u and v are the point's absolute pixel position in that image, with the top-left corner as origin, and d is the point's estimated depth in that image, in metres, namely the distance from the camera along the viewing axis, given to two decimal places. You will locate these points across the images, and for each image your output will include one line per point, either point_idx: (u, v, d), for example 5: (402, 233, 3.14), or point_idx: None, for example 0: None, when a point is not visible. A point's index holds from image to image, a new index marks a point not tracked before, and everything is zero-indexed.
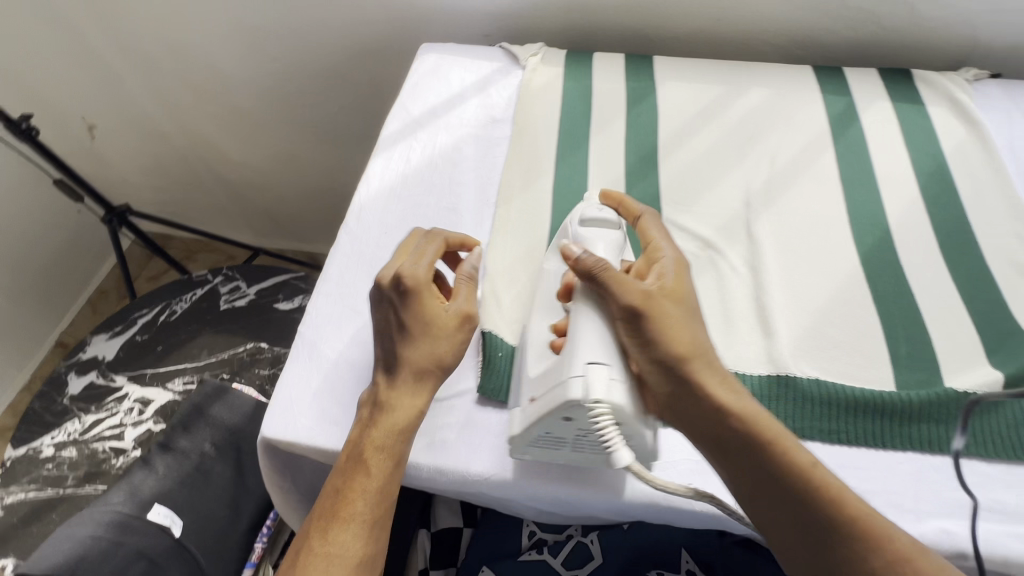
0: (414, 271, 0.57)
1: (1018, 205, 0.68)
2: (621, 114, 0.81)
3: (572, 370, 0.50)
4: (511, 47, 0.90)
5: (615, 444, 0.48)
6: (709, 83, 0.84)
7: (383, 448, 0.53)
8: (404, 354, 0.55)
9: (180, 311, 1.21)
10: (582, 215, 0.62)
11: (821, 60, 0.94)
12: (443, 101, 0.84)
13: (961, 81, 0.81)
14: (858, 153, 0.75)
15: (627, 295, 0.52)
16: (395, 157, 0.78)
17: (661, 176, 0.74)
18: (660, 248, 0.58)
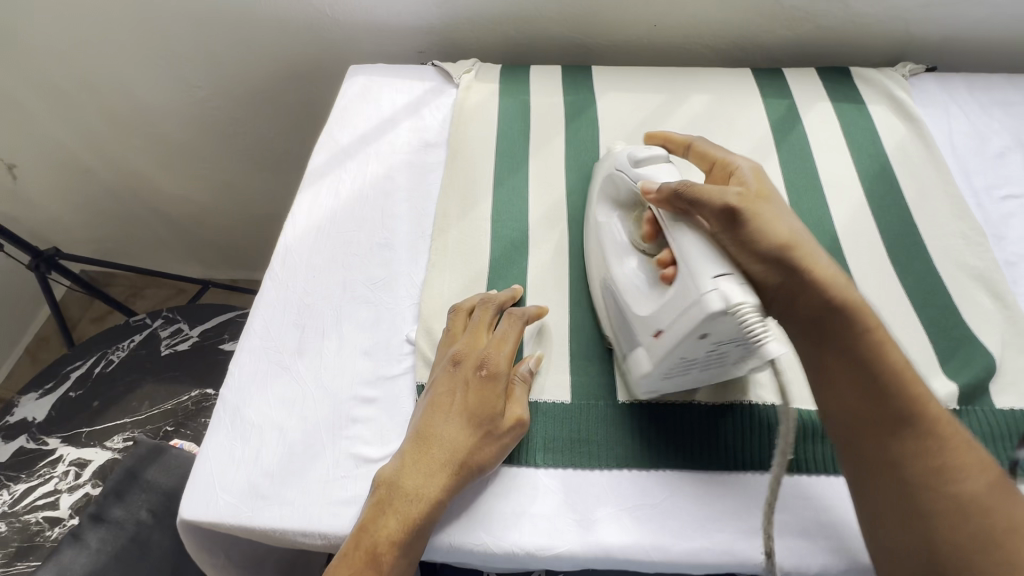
0: (494, 355, 0.54)
1: (960, 203, 0.67)
2: (560, 130, 0.78)
3: (703, 286, 0.46)
4: (443, 65, 0.86)
5: (766, 338, 0.44)
6: (649, 92, 0.81)
7: (400, 531, 0.47)
8: (449, 445, 0.50)
9: (117, 360, 1.14)
10: (632, 155, 0.59)
11: (760, 61, 0.93)
12: (373, 127, 0.80)
13: (898, 77, 0.80)
14: (801, 158, 0.73)
15: (723, 196, 0.49)
16: (323, 191, 0.73)
17: None
18: (731, 161, 0.56)
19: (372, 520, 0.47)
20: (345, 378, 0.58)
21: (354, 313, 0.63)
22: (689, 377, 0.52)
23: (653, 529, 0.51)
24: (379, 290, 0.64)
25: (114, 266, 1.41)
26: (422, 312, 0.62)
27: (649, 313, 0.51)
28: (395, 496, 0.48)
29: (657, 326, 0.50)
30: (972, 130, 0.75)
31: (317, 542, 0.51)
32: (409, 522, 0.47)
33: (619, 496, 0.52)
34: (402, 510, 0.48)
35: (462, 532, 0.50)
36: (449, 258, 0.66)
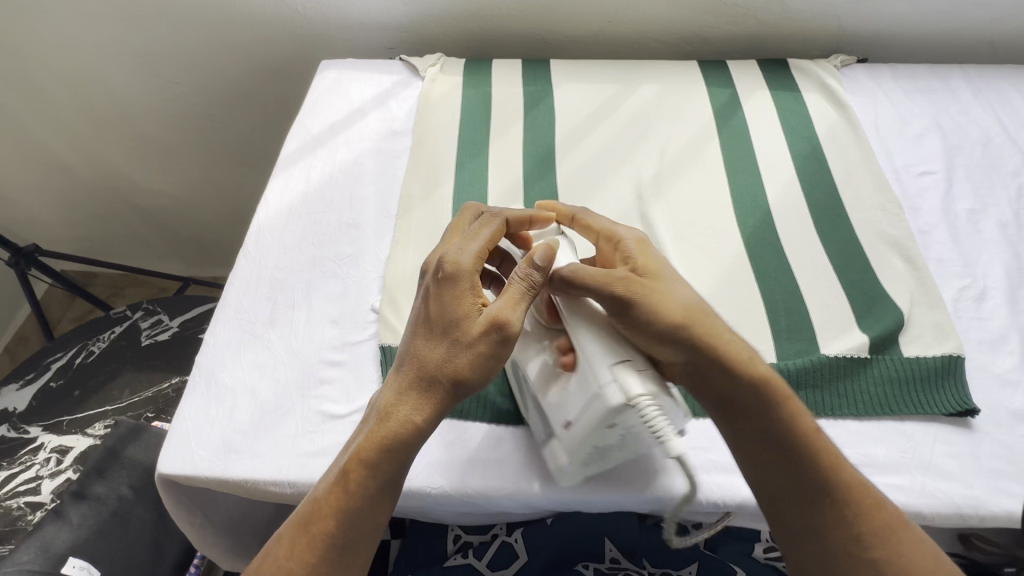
0: (460, 263, 0.51)
1: (881, 179, 0.73)
2: (518, 119, 0.83)
3: (601, 378, 0.47)
4: (409, 59, 0.91)
5: (666, 434, 0.46)
6: (602, 83, 0.87)
7: (364, 465, 0.49)
8: (429, 358, 0.50)
9: (98, 351, 1.16)
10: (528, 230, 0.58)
11: (708, 56, 0.99)
12: (343, 116, 0.84)
13: (830, 67, 0.87)
14: (740, 141, 0.79)
15: (608, 283, 0.50)
16: (294, 176, 0.77)
17: (557, 176, 0.76)
18: (618, 235, 0.56)
19: (348, 445, 0.51)
20: (313, 344, 0.63)
21: (322, 286, 0.67)
22: (608, 458, 0.54)
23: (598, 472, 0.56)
24: (347, 265, 0.69)
25: (94, 262, 1.43)
26: (386, 283, 0.66)
27: (557, 402, 0.51)
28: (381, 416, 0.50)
29: (566, 417, 0.51)
30: (895, 115, 0.81)
31: (287, 491, 0.55)
32: (386, 437, 0.49)
33: None
34: (384, 428, 0.50)
35: (426, 480, 0.56)
36: (413, 235, 0.71)
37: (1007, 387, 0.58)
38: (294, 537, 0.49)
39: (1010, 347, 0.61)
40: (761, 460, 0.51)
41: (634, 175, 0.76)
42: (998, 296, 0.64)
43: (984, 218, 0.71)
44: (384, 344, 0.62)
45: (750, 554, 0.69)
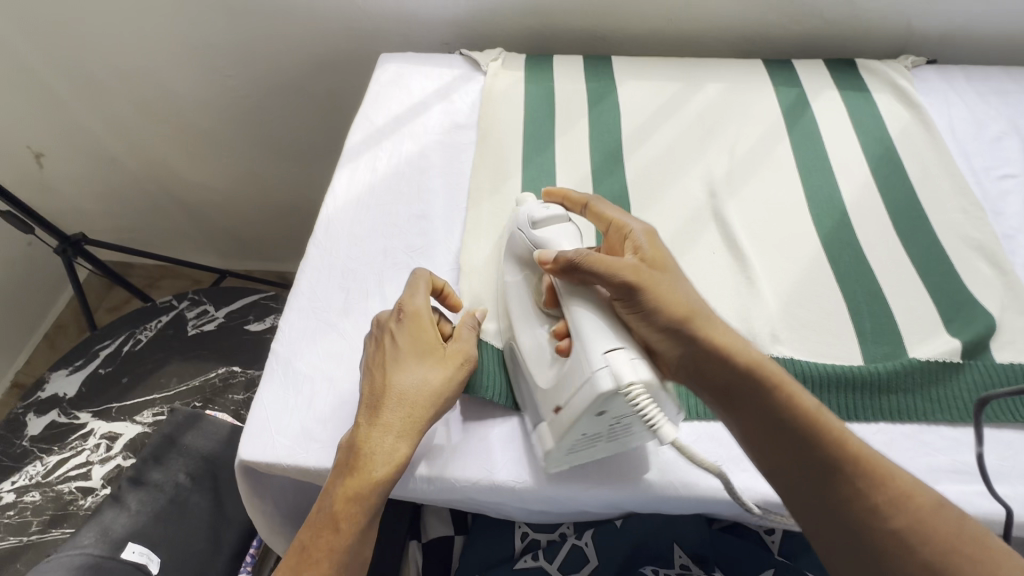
0: (423, 309, 0.58)
1: (961, 181, 0.72)
2: (583, 114, 0.82)
3: (593, 364, 0.48)
4: (470, 54, 0.91)
5: (658, 421, 0.47)
6: (667, 81, 0.86)
7: (356, 496, 0.50)
8: (403, 397, 0.53)
9: (145, 339, 1.17)
10: (531, 217, 0.60)
11: (768, 54, 0.98)
12: (406, 110, 0.84)
13: (901, 68, 0.85)
14: (811, 141, 0.78)
15: (621, 270, 0.52)
16: (361, 167, 0.77)
17: (626, 172, 0.75)
18: (626, 225, 0.59)
19: (328, 488, 0.51)
20: None
21: (394, 276, 0.67)
22: (593, 450, 0.54)
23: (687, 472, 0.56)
24: (417, 257, 0.69)
25: (136, 252, 1.45)
26: (460, 276, 0.66)
27: (551, 388, 0.52)
28: (354, 458, 0.51)
29: (557, 402, 0.51)
30: (971, 117, 0.80)
31: None
32: (370, 478, 0.50)
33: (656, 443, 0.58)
34: (362, 469, 0.51)
35: (511, 475, 0.55)
36: (483, 228, 0.70)
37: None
38: (298, 567, 0.49)
39: None
40: (757, 455, 0.50)
41: (705, 174, 0.74)
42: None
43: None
44: None
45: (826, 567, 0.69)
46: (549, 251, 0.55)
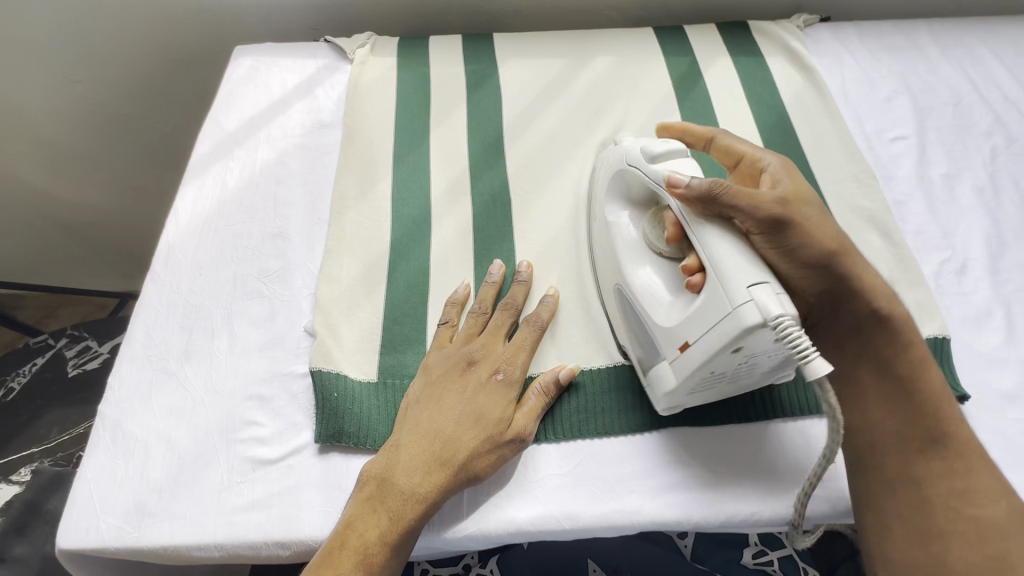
0: (512, 367, 0.54)
1: (852, 148, 0.68)
2: (461, 101, 0.74)
3: (736, 298, 0.44)
4: (336, 40, 0.81)
5: (812, 354, 0.43)
6: (552, 58, 0.79)
7: (386, 542, 0.47)
8: (467, 452, 0.50)
9: (18, 387, 1.03)
10: (649, 150, 0.54)
11: (663, 20, 0.92)
12: (263, 109, 0.75)
13: (794, 28, 0.81)
14: (702, 114, 0.73)
15: (768, 204, 0.48)
16: (208, 182, 0.69)
17: (507, 165, 0.69)
18: (760, 158, 0.56)
19: (359, 522, 0.48)
20: (238, 378, 0.57)
21: (246, 308, 0.61)
22: (712, 390, 0.52)
23: (567, 504, 0.52)
24: (274, 283, 0.62)
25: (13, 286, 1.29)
26: (319, 300, 0.60)
27: (675, 325, 0.49)
28: (383, 489, 0.49)
29: (683, 337, 0.48)
30: (863, 77, 0.77)
31: (215, 554, 0.50)
32: (400, 520, 0.48)
33: (537, 472, 0.53)
34: (393, 507, 0.48)
35: None
36: (347, 244, 0.64)
37: (994, 366, 0.56)
38: None
39: (993, 322, 0.58)
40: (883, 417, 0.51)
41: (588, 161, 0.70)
42: (978, 269, 0.61)
43: (960, 184, 0.68)
44: (315, 368, 0.56)
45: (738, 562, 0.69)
46: (679, 176, 0.49)
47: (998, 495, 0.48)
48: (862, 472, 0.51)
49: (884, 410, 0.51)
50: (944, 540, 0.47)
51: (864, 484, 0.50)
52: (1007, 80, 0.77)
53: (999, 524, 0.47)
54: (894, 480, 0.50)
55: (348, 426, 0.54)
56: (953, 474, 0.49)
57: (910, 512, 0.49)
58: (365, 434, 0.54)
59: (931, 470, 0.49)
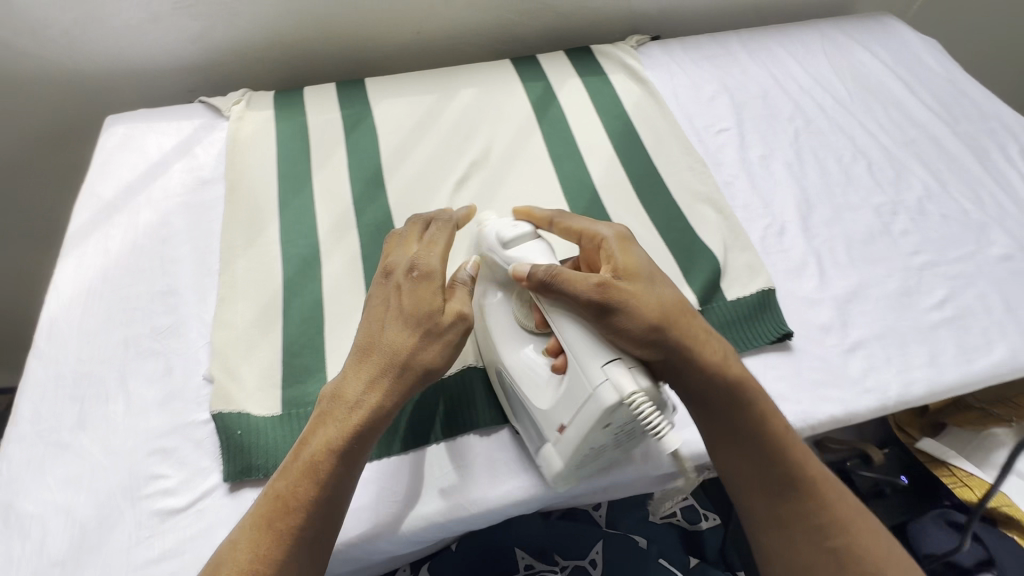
0: (429, 265, 0.58)
1: (686, 143, 0.89)
2: (340, 142, 0.89)
3: (594, 381, 0.51)
4: (211, 100, 0.94)
5: (662, 429, 0.50)
6: (422, 95, 0.96)
7: (345, 424, 0.53)
8: (399, 347, 0.55)
9: None
10: (500, 236, 0.61)
11: (524, 52, 1.13)
12: (180, 132, 0.90)
13: (629, 47, 1.04)
14: (557, 131, 0.91)
15: (586, 289, 0.54)
16: (155, 191, 0.83)
17: (410, 168, 0.86)
18: (597, 233, 0.62)
19: (319, 432, 0.53)
20: None
21: None
22: (596, 459, 0.60)
23: (477, 474, 0.62)
24: None
25: None
26: None
27: (549, 409, 0.56)
28: (331, 403, 0.54)
29: (559, 421, 0.55)
30: (690, 83, 0.99)
31: None
32: (348, 428, 0.53)
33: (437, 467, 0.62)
34: (341, 416, 0.53)
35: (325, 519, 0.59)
36: None
37: (812, 305, 0.73)
38: (276, 510, 0.50)
39: (810, 270, 0.76)
40: (753, 465, 0.58)
41: (529, 172, 0.86)
42: (794, 230, 0.80)
43: (773, 161, 0.88)
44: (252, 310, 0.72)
45: (647, 518, 0.79)
46: (524, 266, 0.57)
47: (848, 528, 0.57)
48: (754, 526, 0.59)
49: (750, 467, 0.58)
50: (810, 574, 0.56)
51: (755, 529, 0.59)
52: (801, 74, 1.01)
53: (859, 550, 0.56)
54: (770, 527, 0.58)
55: (240, 426, 0.61)
56: (809, 516, 0.57)
57: (790, 549, 0.57)
58: (265, 432, 0.61)
59: (796, 511, 0.57)
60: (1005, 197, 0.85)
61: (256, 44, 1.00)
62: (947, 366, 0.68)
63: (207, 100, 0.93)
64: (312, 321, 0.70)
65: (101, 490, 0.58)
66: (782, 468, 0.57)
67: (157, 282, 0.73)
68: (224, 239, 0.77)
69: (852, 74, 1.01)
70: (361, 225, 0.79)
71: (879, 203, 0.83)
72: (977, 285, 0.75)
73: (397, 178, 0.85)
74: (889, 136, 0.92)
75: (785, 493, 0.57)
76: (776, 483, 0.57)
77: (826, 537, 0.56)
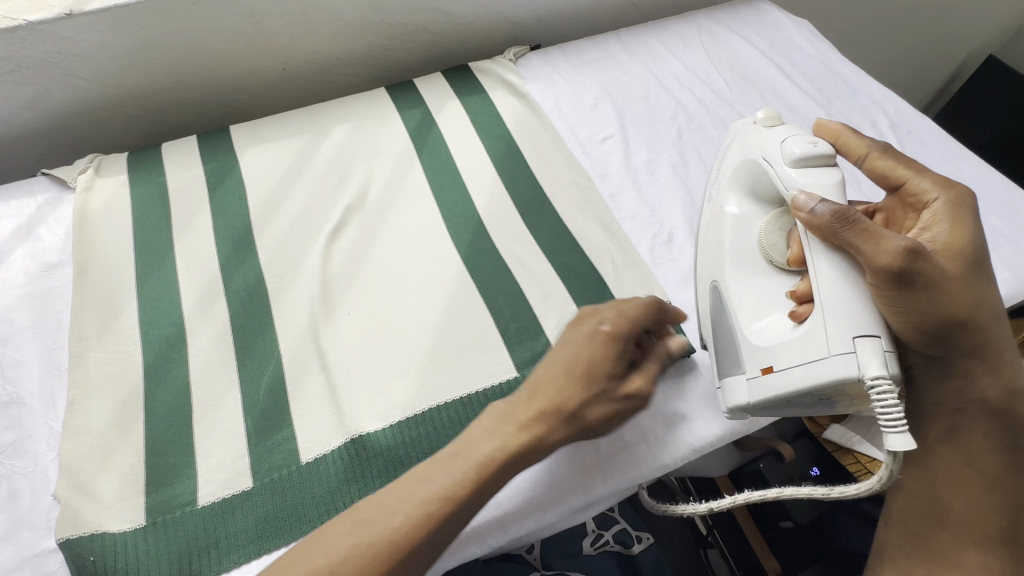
0: (621, 321, 0.57)
1: (570, 158, 0.87)
2: (204, 202, 0.83)
3: (836, 348, 0.49)
4: (55, 172, 0.85)
5: (900, 424, 0.47)
6: (290, 138, 0.90)
7: (485, 451, 0.52)
8: (569, 393, 0.55)
9: None
10: (791, 153, 0.58)
11: (403, 76, 1.08)
12: (21, 213, 0.81)
13: (507, 61, 1.01)
14: (438, 159, 0.88)
15: (892, 258, 0.49)
16: None
17: (283, 221, 0.80)
18: (929, 193, 0.57)
19: (470, 440, 0.53)
20: None
21: None
22: (790, 411, 0.59)
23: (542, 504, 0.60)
24: None
25: None
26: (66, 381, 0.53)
27: (767, 350, 0.56)
28: (505, 417, 0.55)
29: (772, 362, 0.55)
30: (572, 92, 0.97)
31: None
32: (520, 443, 0.53)
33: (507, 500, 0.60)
34: (512, 430, 0.53)
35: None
36: None
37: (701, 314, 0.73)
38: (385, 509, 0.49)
39: None
40: (963, 495, 0.59)
41: (411, 209, 0.82)
42: (681, 236, 0.79)
43: (658, 165, 0.87)
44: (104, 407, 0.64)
45: (580, 551, 0.78)
46: (808, 201, 0.53)
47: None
48: (910, 530, 0.61)
49: (961, 494, 0.59)
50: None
51: (910, 541, 0.61)
52: (682, 70, 1.01)
53: None
54: (931, 522, 0.60)
55: (90, 551, 0.55)
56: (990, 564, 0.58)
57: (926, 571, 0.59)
58: (120, 554, 0.55)
59: (959, 550, 0.59)
60: None
61: (101, 100, 0.91)
62: None
63: (49, 172, 0.84)
64: (178, 411, 0.64)
65: None
66: (1000, 517, 0.58)
67: None
68: (72, 331, 0.69)
69: (730, 64, 1.02)
70: (230, 292, 0.73)
71: None
72: None
73: (267, 235, 0.79)
74: None
75: (968, 539, 0.59)
76: (967, 523, 0.59)
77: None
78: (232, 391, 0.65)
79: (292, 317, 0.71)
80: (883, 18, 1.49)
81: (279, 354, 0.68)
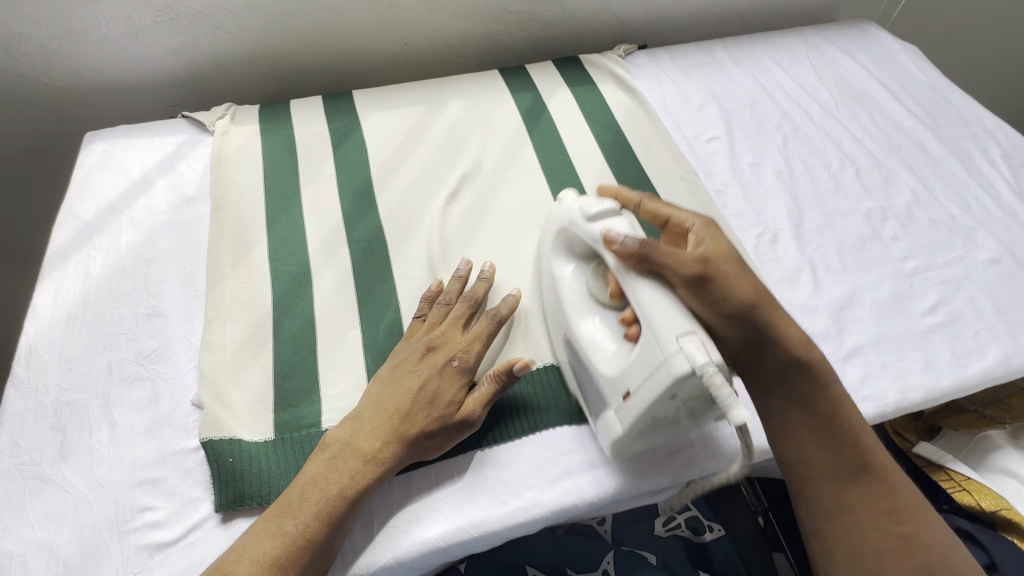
0: (448, 348, 0.63)
1: (676, 153, 0.90)
2: (329, 157, 0.88)
3: (667, 348, 0.52)
4: (194, 115, 0.92)
5: (729, 403, 0.49)
6: (410, 108, 0.95)
7: (328, 476, 0.56)
8: (385, 413, 0.59)
9: None
10: (586, 211, 0.63)
11: (512, 62, 1.13)
12: (165, 149, 0.88)
13: (617, 56, 1.05)
14: (547, 140, 0.91)
15: (688, 263, 0.56)
16: (137, 209, 0.81)
17: (401, 182, 0.85)
18: (683, 219, 0.63)
19: (312, 468, 0.57)
20: None
21: None
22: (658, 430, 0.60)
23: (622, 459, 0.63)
24: None
25: None
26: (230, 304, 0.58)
27: (617, 374, 0.57)
28: (344, 449, 0.58)
29: (626, 387, 0.56)
30: (680, 91, 1.00)
31: None
32: (352, 463, 0.57)
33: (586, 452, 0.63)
34: (341, 455, 0.57)
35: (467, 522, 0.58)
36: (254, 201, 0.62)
37: (809, 313, 0.73)
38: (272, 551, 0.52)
39: (803, 278, 0.76)
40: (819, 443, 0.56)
41: (522, 185, 0.85)
42: (786, 237, 0.80)
43: (763, 169, 0.89)
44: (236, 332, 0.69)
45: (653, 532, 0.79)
46: (615, 235, 0.59)
47: (915, 514, 0.54)
48: (811, 505, 0.56)
49: (813, 445, 0.57)
50: (876, 557, 0.53)
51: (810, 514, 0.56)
52: (788, 82, 1.02)
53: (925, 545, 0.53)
54: (827, 509, 0.55)
55: (228, 452, 0.59)
56: (873, 500, 0.55)
57: (855, 539, 0.54)
58: (251, 460, 0.59)
59: (859, 494, 0.55)
60: (991, 202, 0.86)
61: (239, 54, 0.98)
62: (942, 372, 0.69)
63: (190, 115, 0.91)
64: (304, 342, 0.68)
65: (85, 525, 0.56)
66: (852, 449, 0.56)
67: (140, 305, 0.71)
68: (210, 258, 0.75)
69: (837, 81, 1.03)
70: (352, 241, 0.78)
71: (869, 209, 0.84)
72: (966, 289, 0.76)
73: (386, 192, 0.83)
74: (875, 143, 0.93)
75: (844, 476, 0.56)
76: (840, 467, 0.56)
77: (891, 521, 0.54)
78: (353, 330, 0.70)
79: (410, 269, 0.75)
80: (979, 55, 1.48)
81: (397, 302, 0.72)
